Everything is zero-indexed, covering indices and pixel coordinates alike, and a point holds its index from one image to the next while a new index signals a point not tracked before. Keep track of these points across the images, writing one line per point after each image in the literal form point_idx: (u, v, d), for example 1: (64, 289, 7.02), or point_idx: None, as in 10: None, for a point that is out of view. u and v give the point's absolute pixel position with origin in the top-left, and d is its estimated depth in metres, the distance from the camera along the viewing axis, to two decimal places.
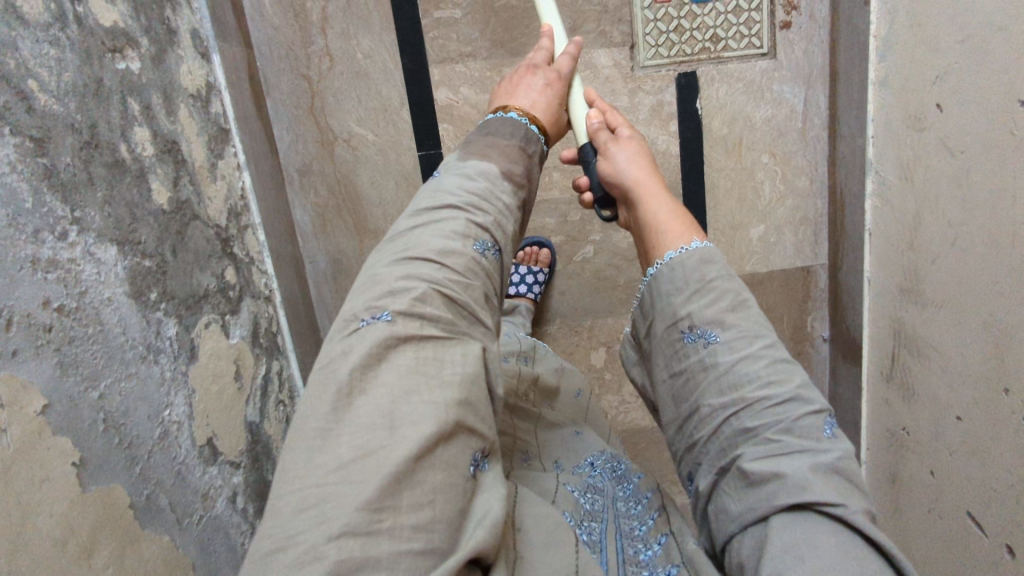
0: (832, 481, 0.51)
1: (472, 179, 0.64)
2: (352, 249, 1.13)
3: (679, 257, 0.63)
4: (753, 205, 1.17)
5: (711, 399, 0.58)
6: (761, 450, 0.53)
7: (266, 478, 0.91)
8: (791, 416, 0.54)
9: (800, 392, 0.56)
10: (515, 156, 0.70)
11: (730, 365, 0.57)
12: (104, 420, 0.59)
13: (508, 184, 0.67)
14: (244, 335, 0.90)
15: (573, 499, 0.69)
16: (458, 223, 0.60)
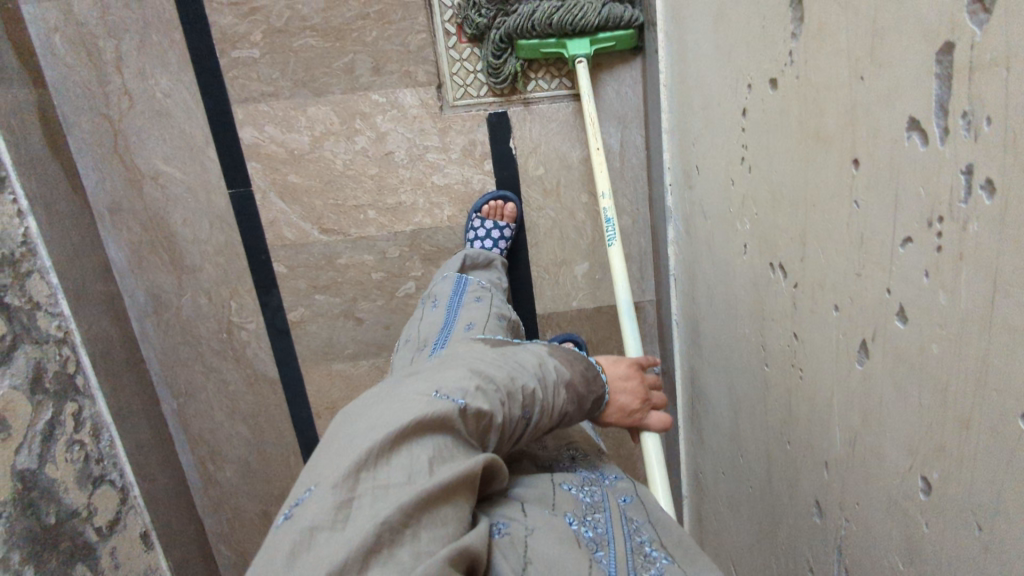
0: None
1: (549, 372, 0.66)
2: (170, 284, 1.14)
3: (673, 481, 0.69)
4: (576, 243, 1.17)
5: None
6: None
7: (44, 521, 0.93)
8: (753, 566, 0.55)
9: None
10: (580, 397, 0.68)
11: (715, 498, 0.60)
12: None
13: (564, 395, 0.66)
14: (17, 384, 0.91)
15: (572, 499, 0.62)
16: (519, 376, 0.62)
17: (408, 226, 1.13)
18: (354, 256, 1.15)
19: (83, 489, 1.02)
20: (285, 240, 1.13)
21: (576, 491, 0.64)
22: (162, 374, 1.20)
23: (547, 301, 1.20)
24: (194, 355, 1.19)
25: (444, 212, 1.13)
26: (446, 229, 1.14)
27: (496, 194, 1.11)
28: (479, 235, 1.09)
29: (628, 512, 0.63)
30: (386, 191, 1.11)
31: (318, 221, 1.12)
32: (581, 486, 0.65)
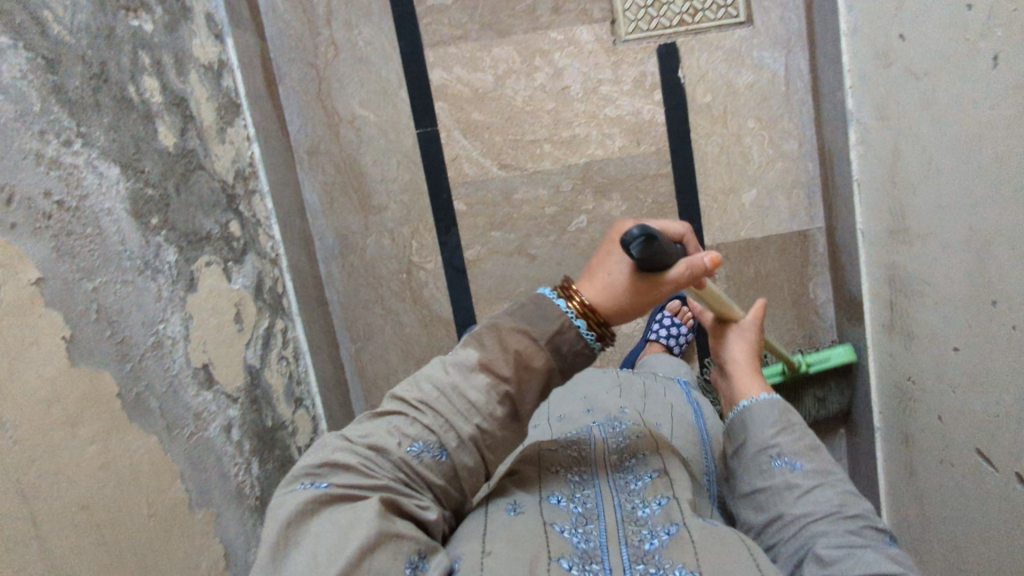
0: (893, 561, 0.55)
1: (454, 365, 0.55)
2: (357, 225, 1.20)
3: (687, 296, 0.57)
4: (743, 169, 1.20)
5: (791, 511, 0.61)
6: (834, 544, 0.56)
7: (266, 422, 0.95)
8: (845, 535, 0.58)
9: (852, 517, 0.59)
10: (511, 344, 0.53)
11: (809, 488, 0.62)
12: (97, 312, 0.65)
13: (485, 376, 0.53)
14: (248, 285, 0.96)
15: (564, 513, 0.60)
16: (400, 421, 0.54)
17: (582, 158, 1.18)
18: (530, 191, 1.19)
19: (290, 405, 1.03)
20: (465, 176, 1.19)
21: (569, 504, 0.61)
22: (344, 318, 1.24)
23: (715, 232, 1.21)
24: (376, 296, 1.22)
25: (615, 143, 1.18)
26: (617, 160, 1.19)
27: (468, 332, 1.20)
28: None
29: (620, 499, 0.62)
30: (562, 125, 1.17)
31: (498, 156, 1.18)
32: (573, 495, 0.63)
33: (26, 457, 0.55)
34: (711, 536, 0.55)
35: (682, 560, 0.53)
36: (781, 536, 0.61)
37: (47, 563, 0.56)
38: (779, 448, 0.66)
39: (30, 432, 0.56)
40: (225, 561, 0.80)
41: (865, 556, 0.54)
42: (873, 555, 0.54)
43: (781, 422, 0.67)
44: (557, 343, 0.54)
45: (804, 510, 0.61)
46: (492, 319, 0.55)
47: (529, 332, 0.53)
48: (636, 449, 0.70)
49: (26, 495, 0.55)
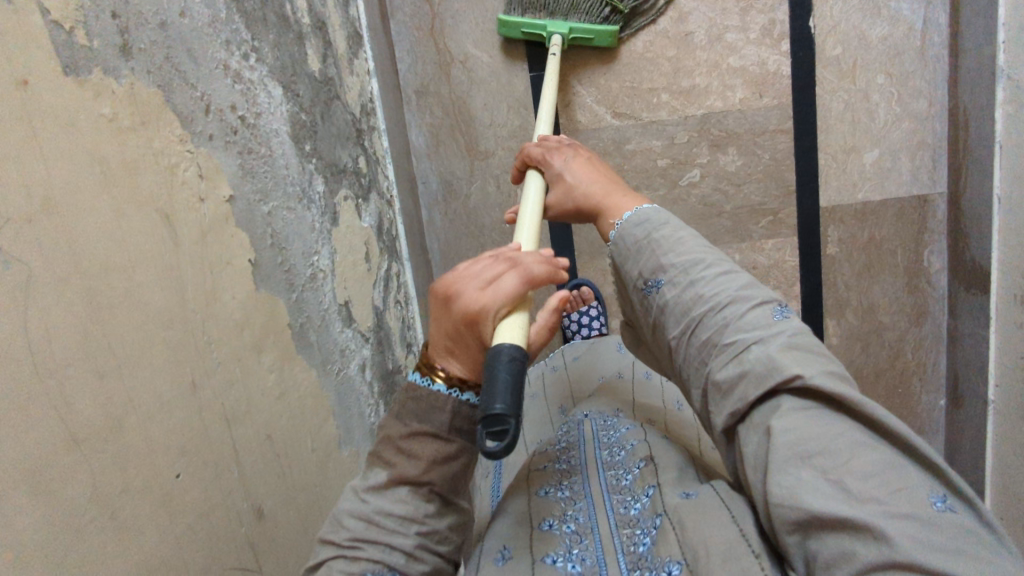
0: (795, 353, 0.50)
1: (366, 490, 0.51)
2: (463, 170, 1.16)
3: (634, 213, 0.64)
4: (867, 128, 1.15)
5: (675, 331, 0.57)
6: (724, 361, 0.52)
7: (387, 365, 0.92)
8: (736, 319, 0.53)
9: (739, 296, 0.55)
10: (420, 450, 0.52)
11: (681, 296, 0.57)
12: (272, 237, 0.62)
13: (404, 486, 0.51)
14: (372, 225, 0.93)
15: (554, 538, 0.58)
16: (340, 564, 0.48)
17: (700, 109, 1.14)
18: (643, 142, 1.15)
19: (403, 350, 1.00)
20: (577, 124, 1.14)
21: (559, 525, 0.60)
22: (442, 266, 1.21)
23: (831, 194, 1.17)
24: (477, 245, 1.19)
25: (736, 94, 1.13)
26: (736, 113, 1.14)
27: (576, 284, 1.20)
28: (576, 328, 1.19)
29: (615, 508, 0.61)
30: (682, 73, 1.12)
31: (613, 104, 1.14)
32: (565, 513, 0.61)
33: (227, 380, 0.53)
34: (688, 506, 0.54)
35: (669, 553, 0.51)
36: (686, 362, 0.57)
37: (246, 491, 0.54)
38: (647, 274, 0.60)
39: (231, 354, 0.54)
40: None
41: (754, 366, 0.50)
42: (762, 362, 0.50)
43: (643, 238, 0.62)
44: (460, 426, 0.53)
45: (689, 323, 0.56)
46: (385, 431, 0.54)
47: (430, 433, 0.52)
48: (624, 442, 0.70)
49: (230, 419, 0.53)
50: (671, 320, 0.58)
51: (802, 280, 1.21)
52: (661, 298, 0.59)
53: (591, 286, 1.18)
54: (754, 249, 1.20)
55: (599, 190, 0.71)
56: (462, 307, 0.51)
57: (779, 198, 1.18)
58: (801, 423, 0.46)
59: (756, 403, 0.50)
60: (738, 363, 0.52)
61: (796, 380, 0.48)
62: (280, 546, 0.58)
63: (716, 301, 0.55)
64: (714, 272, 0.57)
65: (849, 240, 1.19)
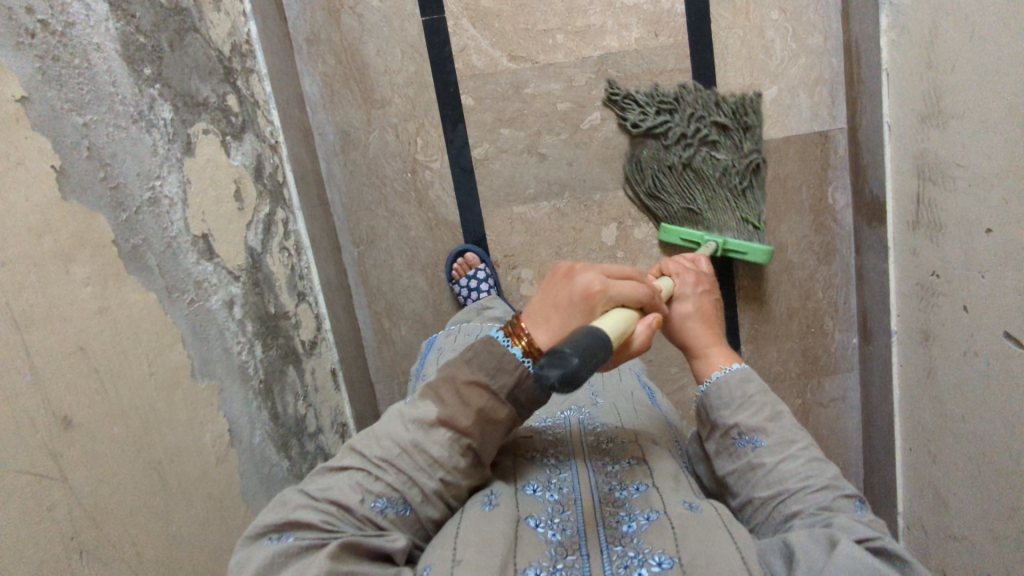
0: (852, 525, 0.51)
1: (414, 420, 0.53)
2: (360, 119, 1.14)
3: (724, 374, 0.65)
4: (765, 65, 1.15)
5: (761, 490, 0.59)
6: (810, 520, 0.54)
7: (268, 308, 0.90)
8: (830, 497, 0.55)
9: (833, 483, 0.57)
10: (472, 399, 0.51)
11: (776, 463, 0.58)
12: (87, 149, 0.60)
13: (446, 431, 0.52)
14: (246, 165, 0.90)
15: (536, 503, 0.58)
16: (363, 478, 0.52)
17: (596, 50, 1.13)
18: (541, 86, 1.14)
19: (293, 297, 0.98)
20: (474, 69, 1.13)
21: (542, 493, 0.59)
22: (345, 220, 1.18)
23: None
24: (380, 197, 1.17)
25: (632, 34, 1.13)
26: (633, 53, 1.13)
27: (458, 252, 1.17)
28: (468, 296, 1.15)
29: (602, 486, 0.60)
30: (576, 13, 1.11)
31: (508, 48, 1.12)
32: (549, 482, 0.61)
33: (16, 279, 0.51)
34: (691, 519, 0.54)
35: (660, 547, 0.51)
36: (764, 506, 0.58)
37: (46, 398, 0.52)
38: (741, 428, 0.61)
39: (21, 256, 0.51)
40: (229, 439, 0.76)
41: (841, 522, 0.52)
42: (850, 523, 0.52)
43: (741, 398, 0.62)
44: (516, 395, 0.52)
45: (780, 487, 0.57)
46: (450, 369, 0.53)
47: (488, 387, 0.51)
48: (614, 436, 0.70)
49: (19, 321, 0.50)
50: (759, 480, 0.59)
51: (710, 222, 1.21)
52: (752, 457, 0.60)
53: (478, 250, 1.17)
54: (660, 193, 1.18)
55: (699, 337, 0.70)
56: (581, 287, 0.53)
57: None
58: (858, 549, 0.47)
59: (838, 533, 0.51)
60: (816, 524, 0.54)
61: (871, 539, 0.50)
62: (100, 462, 0.57)
63: (807, 476, 0.57)
64: (808, 460, 0.58)
65: None
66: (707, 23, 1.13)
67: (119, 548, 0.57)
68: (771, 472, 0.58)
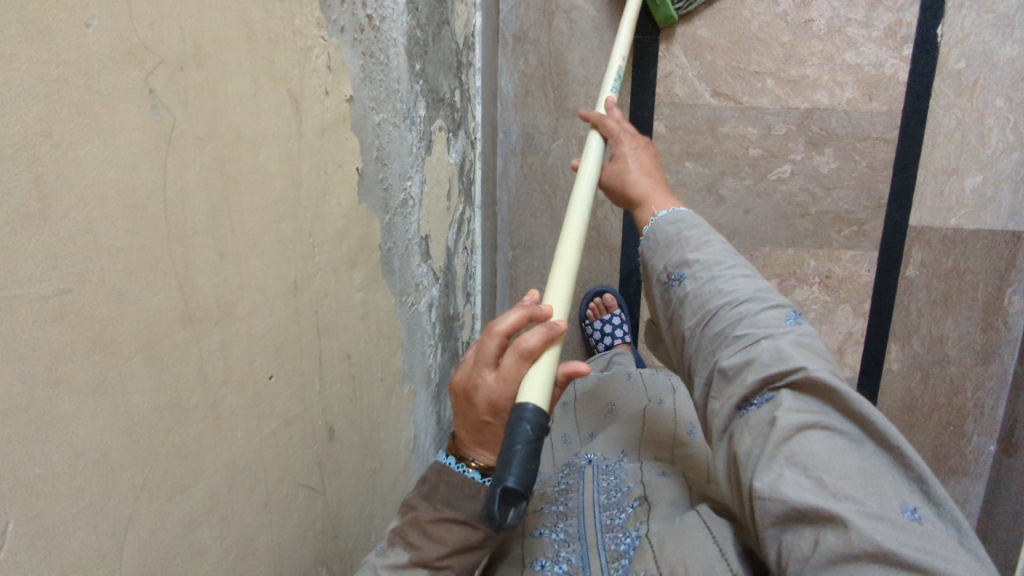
0: (797, 391, 0.51)
1: (387, 568, 0.55)
2: (547, 125, 1.12)
3: (654, 223, 0.69)
4: (976, 152, 1.08)
5: (689, 321, 0.62)
6: (735, 350, 0.56)
7: (449, 309, 0.89)
8: (773, 327, 0.56)
9: (778, 304, 0.59)
10: (444, 535, 0.56)
11: (700, 290, 0.61)
12: (377, 149, 0.59)
13: (423, 568, 0.55)
14: (456, 162, 0.89)
15: None
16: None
17: (804, 103, 1.08)
18: (738, 128, 1.10)
19: (463, 297, 0.97)
20: (675, 98, 1.10)
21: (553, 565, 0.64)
22: (507, 221, 1.17)
23: (923, 214, 1.11)
24: (547, 206, 1.15)
25: (846, 93, 1.08)
26: (842, 113, 1.08)
27: (598, 292, 1.19)
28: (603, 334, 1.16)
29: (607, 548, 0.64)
30: (794, 62, 1.07)
31: (714, 82, 1.09)
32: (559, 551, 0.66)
33: (322, 285, 0.50)
34: (670, 533, 0.59)
35: (644, 568, 0.57)
36: (699, 344, 0.61)
37: (323, 408, 0.51)
38: (676, 269, 0.64)
39: (330, 263, 0.50)
40: (412, 444, 0.76)
41: (760, 355, 0.54)
42: (772, 352, 0.54)
43: (677, 240, 0.65)
44: (486, 511, 0.56)
45: (735, 312, 0.58)
46: (413, 514, 0.57)
47: (457, 519, 0.56)
48: (621, 484, 0.73)
49: (319, 330, 0.50)
50: (690, 312, 0.62)
51: (873, 299, 1.16)
52: (680, 293, 0.63)
53: (614, 292, 1.18)
54: (830, 258, 1.15)
55: (646, 186, 0.79)
56: (484, 402, 0.52)
57: (869, 209, 1.12)
58: (807, 418, 0.49)
59: (758, 392, 0.52)
60: (743, 356, 0.55)
61: (828, 382, 0.50)
62: (342, 475, 0.56)
63: (761, 321, 0.57)
64: (738, 274, 0.61)
65: (932, 265, 1.13)
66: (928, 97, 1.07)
67: (343, 555, 0.58)
68: (738, 313, 0.58)
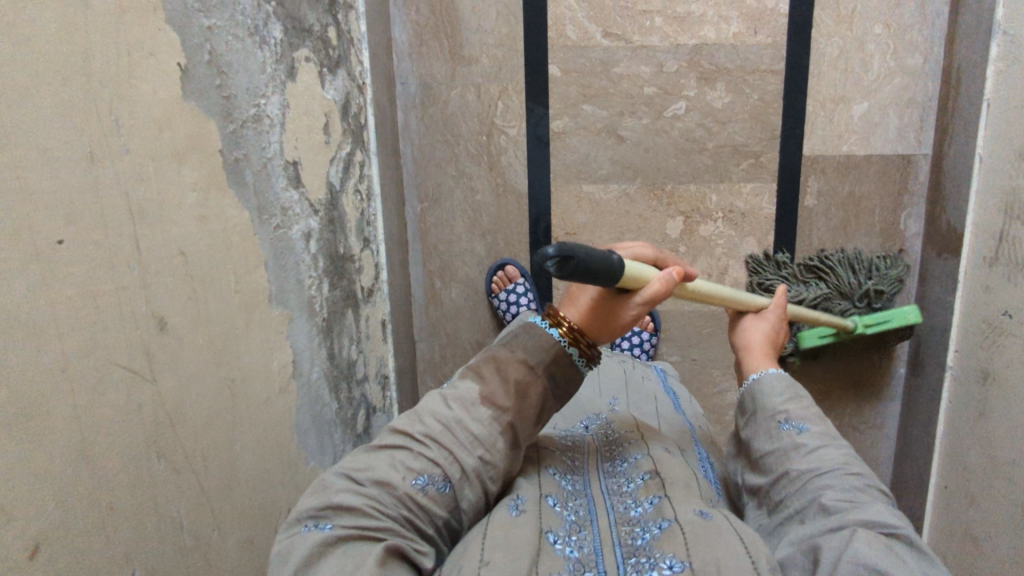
0: (876, 516, 0.52)
1: (455, 399, 0.56)
2: (444, 74, 1.13)
3: (763, 375, 0.70)
4: (859, 79, 1.12)
5: (797, 464, 0.61)
6: (839, 493, 0.56)
7: (338, 248, 0.90)
8: (858, 483, 0.57)
9: (873, 474, 0.59)
10: (512, 375, 0.56)
11: (816, 445, 0.62)
12: (208, 53, 0.59)
13: (487, 410, 0.55)
14: (337, 100, 0.90)
15: (555, 514, 0.58)
16: (404, 455, 0.54)
17: (692, 39, 1.11)
18: (631, 67, 1.12)
19: (359, 239, 0.98)
20: (567, 40, 1.11)
21: (562, 508, 0.59)
22: (413, 173, 1.18)
23: (816, 142, 1.14)
24: (452, 156, 1.16)
25: (731, 27, 1.10)
26: (729, 47, 1.11)
27: (497, 266, 1.19)
28: (509, 302, 1.16)
29: (618, 508, 0.60)
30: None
31: (605, 23, 1.10)
32: (567, 500, 0.61)
33: (135, 166, 0.49)
34: (701, 522, 0.54)
35: (673, 551, 0.51)
36: (788, 489, 0.61)
37: (147, 296, 0.51)
38: (787, 415, 0.65)
39: (141, 148, 0.50)
40: (292, 370, 0.76)
41: (867, 504, 0.54)
42: (876, 506, 0.54)
43: (789, 394, 0.67)
44: (552, 370, 0.57)
45: (834, 464, 0.59)
46: (489, 353, 0.58)
47: (526, 362, 0.56)
48: (627, 454, 0.71)
49: (134, 214, 0.49)
50: (795, 460, 0.62)
51: (776, 229, 1.19)
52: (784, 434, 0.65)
53: (515, 262, 1.19)
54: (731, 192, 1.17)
55: (757, 350, 0.75)
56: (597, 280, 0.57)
57: (764, 140, 1.15)
58: (883, 544, 0.49)
59: (846, 526, 0.53)
60: (840, 501, 0.55)
61: (892, 528, 0.51)
62: (182, 372, 0.55)
63: (859, 480, 0.58)
64: (846, 450, 0.62)
65: (829, 193, 1.16)
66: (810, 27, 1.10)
67: (192, 457, 0.57)
68: (835, 463, 0.59)
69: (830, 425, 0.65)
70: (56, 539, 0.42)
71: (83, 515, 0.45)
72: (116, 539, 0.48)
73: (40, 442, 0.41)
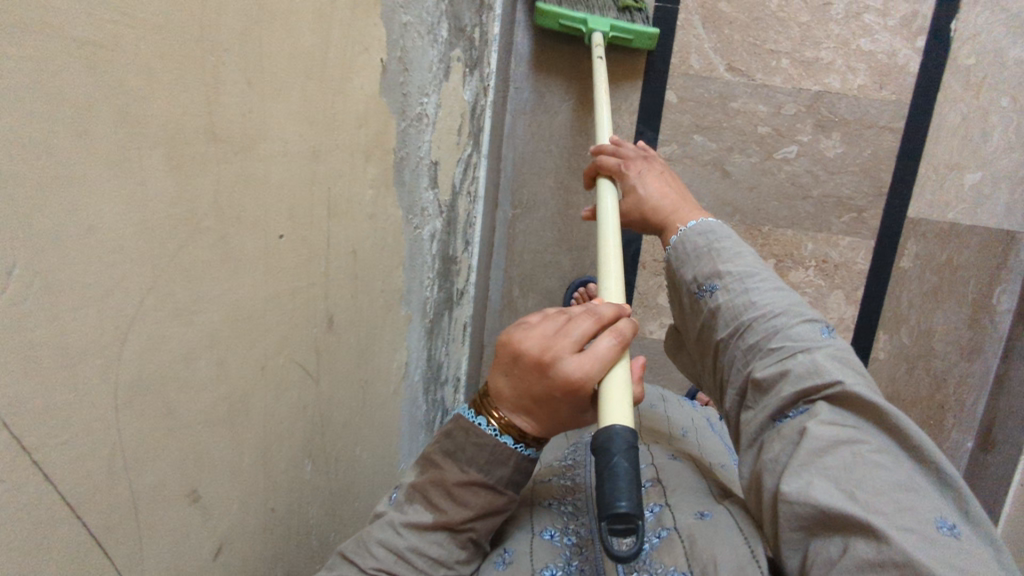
0: (805, 378, 0.49)
1: (408, 525, 0.49)
2: (559, 84, 1.12)
3: (681, 232, 0.64)
4: (976, 149, 1.10)
5: (722, 330, 0.58)
6: (765, 362, 0.52)
7: (449, 250, 0.89)
8: (786, 326, 0.53)
9: (793, 308, 0.54)
10: (468, 498, 0.50)
11: (737, 302, 0.57)
12: (401, 50, 0.58)
13: (442, 532, 0.49)
14: (469, 100, 0.89)
15: (552, 545, 0.55)
16: None
17: (815, 84, 1.09)
18: (749, 104, 1.11)
19: (463, 242, 0.97)
20: (690, 68, 1.10)
21: (559, 534, 0.56)
22: (511, 178, 1.16)
23: (922, 205, 1.13)
24: (553, 167, 1.15)
25: (857, 79, 1.09)
26: (852, 98, 1.10)
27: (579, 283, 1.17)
28: None
29: None
30: (808, 43, 1.08)
31: (730, 57, 1.09)
32: (567, 524, 0.58)
33: (339, 162, 0.48)
34: (705, 526, 0.50)
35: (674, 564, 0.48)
36: (731, 361, 0.57)
37: (327, 294, 0.50)
38: (702, 279, 0.60)
39: (346, 145, 0.49)
40: (404, 370, 0.75)
41: (794, 366, 0.50)
42: (810, 363, 0.49)
43: (705, 247, 0.61)
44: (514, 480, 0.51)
45: (760, 318, 0.54)
46: (434, 470, 0.51)
47: (485, 485, 0.50)
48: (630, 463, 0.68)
49: (331, 209, 0.48)
50: (722, 323, 0.58)
51: (866, 286, 1.17)
52: (711, 306, 0.59)
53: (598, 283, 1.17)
54: (828, 243, 1.16)
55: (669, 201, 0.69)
56: (562, 380, 0.45)
57: (870, 196, 1.13)
58: (835, 426, 0.45)
59: (793, 405, 0.49)
60: (775, 367, 0.51)
61: (837, 389, 0.47)
62: (336, 372, 0.54)
63: (796, 336, 0.52)
64: (768, 287, 0.56)
65: (927, 257, 1.15)
66: (937, 90, 1.09)
67: (329, 456, 0.56)
68: (770, 328, 0.54)
69: (749, 252, 0.60)
70: (235, 537, 0.42)
71: (254, 514, 0.43)
72: (272, 536, 0.47)
73: (237, 438, 0.40)
